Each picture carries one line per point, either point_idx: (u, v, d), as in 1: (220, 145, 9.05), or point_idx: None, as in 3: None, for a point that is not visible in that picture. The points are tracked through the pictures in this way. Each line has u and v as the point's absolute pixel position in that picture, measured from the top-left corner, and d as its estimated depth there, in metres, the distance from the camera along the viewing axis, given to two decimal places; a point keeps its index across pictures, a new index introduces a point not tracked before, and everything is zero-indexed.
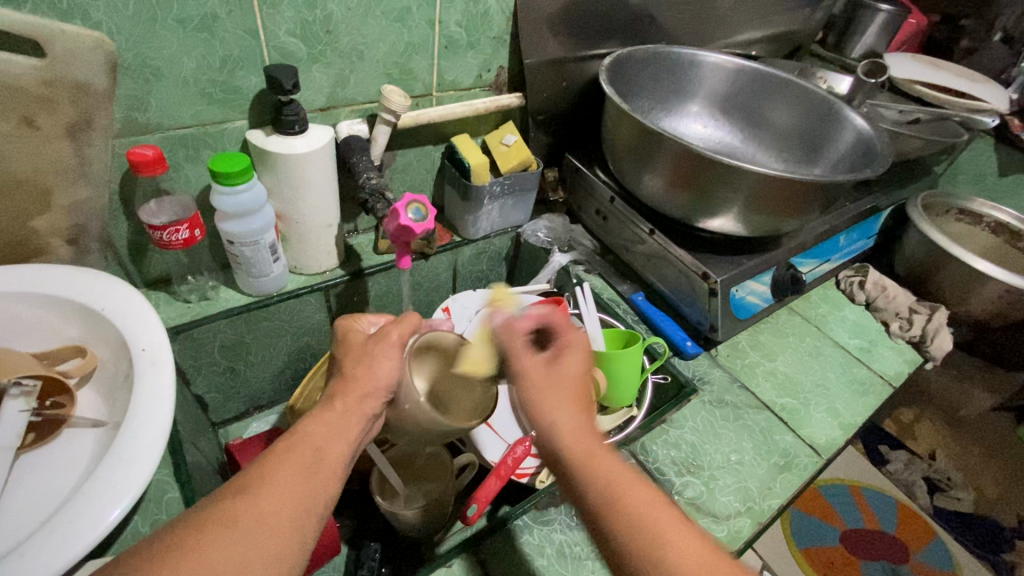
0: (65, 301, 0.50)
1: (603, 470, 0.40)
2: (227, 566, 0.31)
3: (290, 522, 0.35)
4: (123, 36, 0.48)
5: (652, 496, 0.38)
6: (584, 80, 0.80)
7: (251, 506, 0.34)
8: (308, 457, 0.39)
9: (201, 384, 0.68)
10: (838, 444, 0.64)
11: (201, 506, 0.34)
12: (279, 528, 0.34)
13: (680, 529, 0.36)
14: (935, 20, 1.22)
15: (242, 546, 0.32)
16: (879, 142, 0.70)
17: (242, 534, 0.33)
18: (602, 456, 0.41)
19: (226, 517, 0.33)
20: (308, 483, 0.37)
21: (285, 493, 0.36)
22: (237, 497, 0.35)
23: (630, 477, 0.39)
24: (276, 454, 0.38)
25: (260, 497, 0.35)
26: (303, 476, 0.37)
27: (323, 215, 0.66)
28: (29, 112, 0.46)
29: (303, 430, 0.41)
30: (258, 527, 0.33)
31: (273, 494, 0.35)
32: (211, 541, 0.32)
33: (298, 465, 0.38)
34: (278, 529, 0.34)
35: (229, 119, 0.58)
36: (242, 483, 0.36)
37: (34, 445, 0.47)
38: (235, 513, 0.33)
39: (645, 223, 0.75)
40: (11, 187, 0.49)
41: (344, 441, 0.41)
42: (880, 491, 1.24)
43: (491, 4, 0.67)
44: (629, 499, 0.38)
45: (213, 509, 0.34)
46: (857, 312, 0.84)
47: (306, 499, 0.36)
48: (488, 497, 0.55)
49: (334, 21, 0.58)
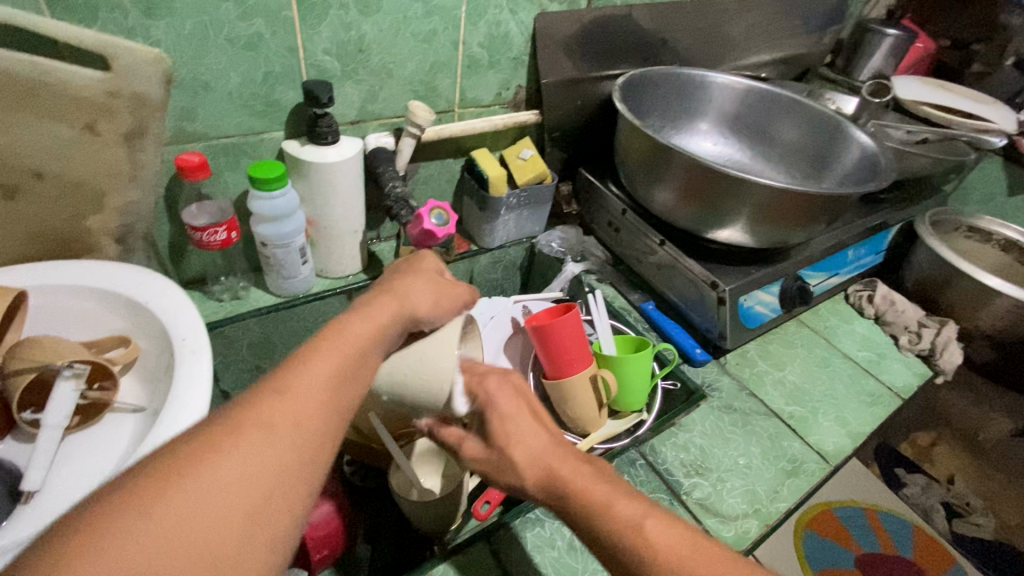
0: (113, 294, 0.54)
1: (588, 480, 0.42)
2: (264, 464, 0.29)
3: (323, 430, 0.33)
4: (178, 53, 0.53)
5: (630, 505, 0.40)
6: (599, 99, 0.84)
7: (291, 402, 0.32)
8: (347, 357, 0.36)
9: (229, 380, 0.72)
10: (846, 452, 0.65)
11: (228, 406, 0.31)
12: (312, 437, 0.32)
13: (663, 538, 0.38)
14: (944, 45, 1.24)
15: (279, 450, 0.30)
16: (884, 157, 0.72)
17: (279, 434, 0.30)
18: (582, 471, 0.42)
19: (261, 420, 0.30)
20: (343, 393, 0.35)
21: (319, 398, 0.33)
22: (272, 398, 0.32)
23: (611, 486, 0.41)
24: (308, 354, 0.35)
25: (288, 403, 0.32)
26: (336, 383, 0.35)
27: (349, 221, 0.69)
28: (93, 120, 0.51)
29: (340, 329, 0.38)
30: (292, 434, 0.31)
31: (303, 399, 0.32)
32: (247, 438, 0.29)
33: (337, 365, 0.35)
34: (313, 439, 0.32)
35: (267, 130, 0.63)
36: (269, 387, 0.32)
37: (79, 428, 0.50)
38: (271, 415, 0.31)
39: (656, 235, 0.78)
40: (71, 189, 0.53)
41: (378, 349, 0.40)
42: (894, 514, 0.95)
43: (511, 27, 0.72)
44: (609, 505, 0.40)
45: (247, 407, 0.31)
46: (866, 326, 0.85)
47: (339, 401, 0.34)
48: (499, 495, 0.61)
49: (367, 41, 0.62)
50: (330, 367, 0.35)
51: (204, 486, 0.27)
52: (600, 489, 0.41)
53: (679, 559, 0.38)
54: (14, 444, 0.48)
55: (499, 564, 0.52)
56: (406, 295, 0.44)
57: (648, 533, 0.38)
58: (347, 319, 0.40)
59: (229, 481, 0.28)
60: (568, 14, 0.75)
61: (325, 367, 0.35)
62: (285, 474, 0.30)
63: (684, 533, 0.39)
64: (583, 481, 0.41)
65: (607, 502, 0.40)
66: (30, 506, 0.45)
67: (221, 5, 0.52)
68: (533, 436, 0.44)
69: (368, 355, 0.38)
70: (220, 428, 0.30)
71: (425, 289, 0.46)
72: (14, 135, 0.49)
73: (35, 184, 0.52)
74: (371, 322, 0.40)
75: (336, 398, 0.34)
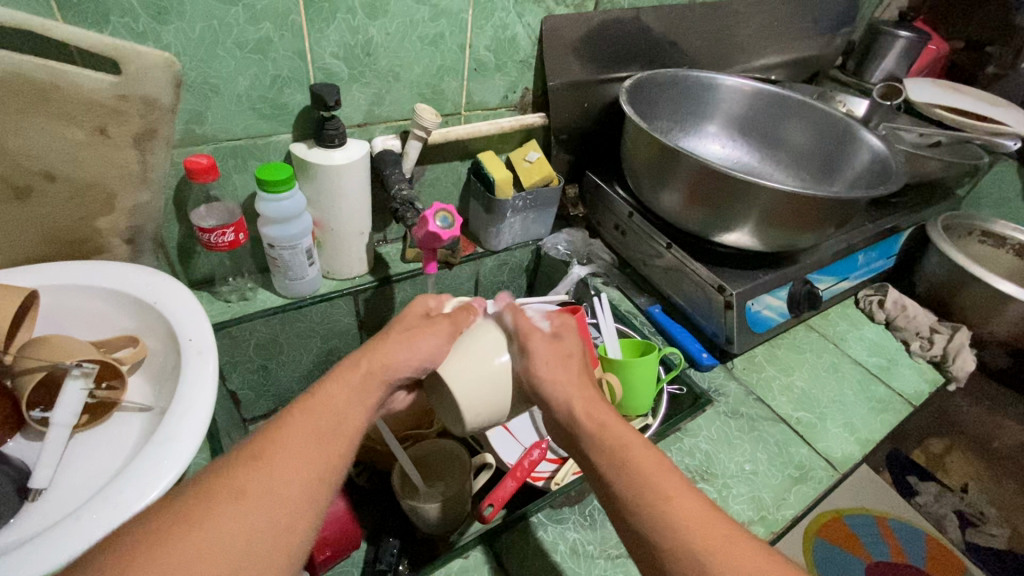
0: (122, 294, 0.54)
1: (620, 431, 0.43)
2: (234, 539, 0.32)
3: (303, 498, 0.35)
4: (188, 57, 0.54)
5: (656, 462, 0.41)
6: (606, 101, 0.84)
7: (261, 477, 0.34)
8: (324, 426, 0.38)
9: (235, 379, 0.72)
10: (855, 459, 0.64)
11: (206, 481, 0.34)
12: (290, 504, 0.34)
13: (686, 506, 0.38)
14: (957, 47, 1.23)
15: (248, 526, 0.32)
16: (895, 161, 0.72)
17: (248, 509, 0.33)
18: (614, 421, 0.44)
19: (232, 495, 0.33)
20: (323, 458, 0.37)
21: (297, 468, 0.35)
22: (244, 474, 0.34)
23: (641, 441, 0.42)
24: (284, 426, 0.37)
25: (266, 473, 0.34)
26: (314, 450, 0.37)
27: (355, 223, 0.70)
28: (104, 123, 0.52)
29: (320, 395, 0.40)
30: (268, 505, 0.33)
31: (280, 468, 0.35)
32: (216, 514, 0.32)
33: (313, 434, 0.37)
34: (291, 506, 0.34)
35: (275, 132, 0.63)
36: (249, 457, 0.35)
37: (87, 426, 0.50)
38: (242, 491, 0.33)
39: (663, 237, 0.77)
40: (82, 191, 0.54)
41: (364, 410, 0.41)
42: (905, 522, 0.94)
43: (518, 30, 0.72)
44: (634, 456, 0.41)
45: (219, 484, 0.34)
46: (876, 331, 0.84)
47: (317, 470, 0.36)
48: (504, 498, 0.58)
49: (374, 45, 0.63)
50: (306, 438, 0.37)
51: (170, 565, 0.30)
52: (630, 439, 0.42)
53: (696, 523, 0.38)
54: (24, 442, 0.49)
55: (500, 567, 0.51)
56: (390, 356, 0.44)
57: (669, 486, 0.39)
58: (331, 382, 0.41)
59: (197, 558, 0.30)
60: (575, 18, 0.75)
61: (304, 435, 0.37)
62: (255, 549, 0.32)
63: (701, 497, 0.39)
64: (613, 434, 0.43)
65: (636, 451, 0.41)
66: (37, 504, 0.46)
67: (230, 10, 0.53)
68: (574, 375, 0.47)
69: (350, 422, 0.39)
70: (204, 494, 0.33)
71: (412, 343, 0.45)
72: (27, 138, 0.50)
73: (47, 185, 0.53)
74: (356, 386, 0.41)
75: (316, 463, 0.36)
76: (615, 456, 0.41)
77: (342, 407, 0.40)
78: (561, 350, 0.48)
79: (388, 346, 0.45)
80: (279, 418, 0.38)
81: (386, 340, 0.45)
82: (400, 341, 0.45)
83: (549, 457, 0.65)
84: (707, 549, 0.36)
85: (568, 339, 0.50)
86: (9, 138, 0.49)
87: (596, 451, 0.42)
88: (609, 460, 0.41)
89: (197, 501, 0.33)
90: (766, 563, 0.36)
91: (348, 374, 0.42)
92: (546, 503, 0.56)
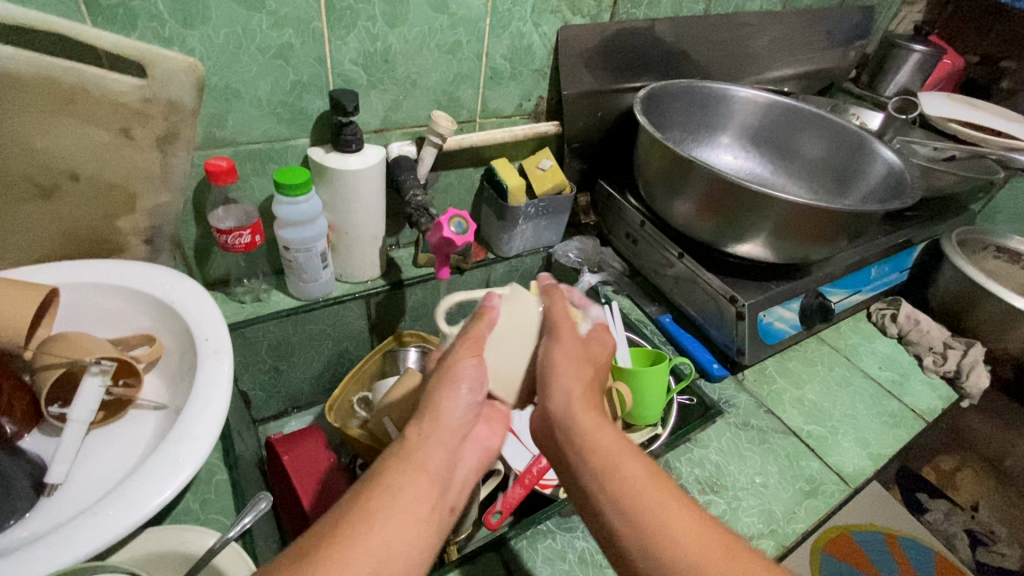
0: (141, 293, 0.55)
1: (603, 443, 0.43)
2: None
3: None
4: (212, 61, 0.55)
5: (641, 472, 0.41)
6: (619, 111, 0.84)
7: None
8: (380, 513, 0.36)
9: (246, 380, 0.73)
10: (867, 474, 0.64)
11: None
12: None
13: (672, 516, 0.38)
14: (972, 62, 1.22)
15: None
16: (911, 175, 0.72)
17: None
18: (597, 434, 0.44)
19: None
20: (383, 553, 0.34)
21: (354, 568, 0.33)
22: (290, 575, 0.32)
23: (627, 456, 0.42)
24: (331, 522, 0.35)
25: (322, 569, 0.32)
26: (373, 543, 0.34)
27: (370, 228, 0.70)
28: (129, 125, 0.53)
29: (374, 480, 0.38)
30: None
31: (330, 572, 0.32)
32: None
33: (364, 525, 0.35)
34: None
35: (293, 137, 0.64)
36: (302, 552, 0.33)
37: (104, 423, 0.51)
38: None
39: (674, 247, 0.77)
40: (104, 191, 0.55)
41: (422, 490, 0.38)
42: (914, 539, 0.92)
43: (535, 39, 0.72)
44: (623, 478, 0.41)
45: None
46: (889, 345, 0.83)
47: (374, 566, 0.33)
48: (512, 505, 0.58)
49: (393, 52, 0.64)
50: (358, 532, 0.34)
51: None
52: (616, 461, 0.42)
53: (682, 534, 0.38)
54: (40, 437, 0.50)
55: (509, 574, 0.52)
56: (438, 420, 0.42)
57: (653, 501, 0.39)
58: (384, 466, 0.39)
59: None
60: (591, 28, 0.75)
61: (364, 528, 0.35)
62: None
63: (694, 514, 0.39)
64: (597, 443, 0.43)
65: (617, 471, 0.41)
66: (51, 499, 0.46)
67: (254, 16, 0.54)
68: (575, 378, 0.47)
69: (407, 510, 0.36)
70: None
71: (456, 401, 0.43)
72: (55, 139, 0.51)
73: (71, 185, 0.54)
74: (407, 470, 0.39)
75: (378, 557, 0.34)
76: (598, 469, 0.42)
77: (400, 491, 0.37)
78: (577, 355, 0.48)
79: (434, 412, 0.42)
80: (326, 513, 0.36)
81: (433, 400, 0.43)
82: (446, 400, 0.43)
83: None
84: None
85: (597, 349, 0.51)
86: (36, 138, 0.50)
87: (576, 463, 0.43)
88: (596, 473, 0.42)
89: None
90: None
91: (398, 458, 0.40)
92: (553, 511, 0.57)
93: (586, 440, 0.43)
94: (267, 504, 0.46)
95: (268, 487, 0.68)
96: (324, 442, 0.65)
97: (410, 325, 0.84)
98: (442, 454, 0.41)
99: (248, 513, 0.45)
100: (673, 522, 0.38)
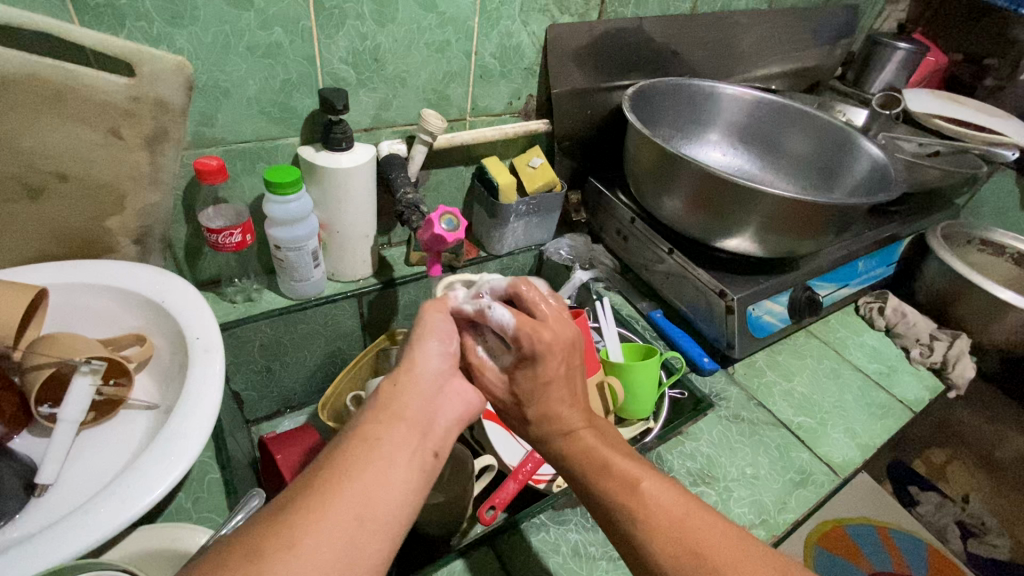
0: (132, 293, 0.55)
1: (588, 444, 0.45)
2: None
3: (342, 549, 0.31)
4: (200, 60, 0.55)
5: (630, 470, 0.42)
6: (607, 109, 0.85)
7: (289, 532, 0.31)
8: (359, 454, 0.36)
9: (238, 380, 0.73)
10: (855, 464, 0.65)
11: (238, 543, 0.30)
12: (327, 558, 0.31)
13: (658, 497, 0.40)
14: (956, 59, 1.24)
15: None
16: (894, 169, 0.73)
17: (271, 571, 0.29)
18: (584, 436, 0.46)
19: (245, 558, 0.29)
20: (363, 496, 0.34)
21: (329, 520, 0.32)
22: (266, 529, 0.31)
23: (609, 451, 0.44)
24: (311, 473, 0.35)
25: (298, 522, 0.31)
26: (349, 491, 0.33)
27: (361, 226, 0.71)
28: (117, 124, 0.53)
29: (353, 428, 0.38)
30: (301, 560, 0.30)
31: (309, 516, 0.32)
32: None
33: (340, 468, 0.35)
34: (329, 557, 0.31)
35: (284, 136, 0.64)
36: (280, 508, 0.32)
37: (95, 423, 0.51)
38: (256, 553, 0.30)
39: (664, 243, 0.78)
40: (93, 191, 0.55)
41: (398, 432, 0.38)
42: (907, 532, 0.93)
43: (523, 38, 0.73)
44: (612, 474, 0.42)
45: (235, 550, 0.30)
46: (876, 338, 0.85)
47: (351, 506, 0.33)
48: (505, 501, 0.58)
49: (382, 51, 0.64)
50: (334, 476, 0.34)
51: None
52: (600, 454, 0.44)
53: (669, 512, 0.39)
54: (30, 438, 0.50)
55: (503, 567, 0.52)
56: (414, 366, 0.43)
57: (645, 501, 0.40)
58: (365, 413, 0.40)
59: None
60: (579, 26, 0.76)
61: (339, 471, 0.34)
62: None
63: (679, 502, 0.40)
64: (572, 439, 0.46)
65: (604, 469, 0.43)
66: (42, 500, 0.46)
67: (242, 14, 0.54)
68: (557, 392, 0.48)
69: (387, 452, 0.36)
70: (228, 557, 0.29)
71: (432, 351, 0.45)
72: (41, 138, 0.50)
73: (60, 185, 0.53)
74: (386, 416, 0.39)
75: (358, 504, 0.33)
76: (576, 466, 0.44)
77: (377, 438, 0.37)
78: (526, 385, 0.48)
79: (411, 361, 0.44)
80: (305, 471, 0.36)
81: (412, 351, 0.45)
82: (422, 351, 0.45)
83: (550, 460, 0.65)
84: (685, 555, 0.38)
85: (524, 378, 0.48)
86: (23, 137, 0.50)
87: (569, 474, 0.45)
88: (589, 472, 0.43)
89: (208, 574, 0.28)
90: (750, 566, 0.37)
91: (376, 405, 0.40)
92: (547, 504, 0.57)
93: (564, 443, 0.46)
94: (259, 502, 0.46)
95: (261, 487, 0.67)
96: (318, 440, 0.65)
97: (402, 324, 0.84)
98: (418, 401, 0.41)
99: (240, 511, 0.44)
100: (665, 513, 0.39)
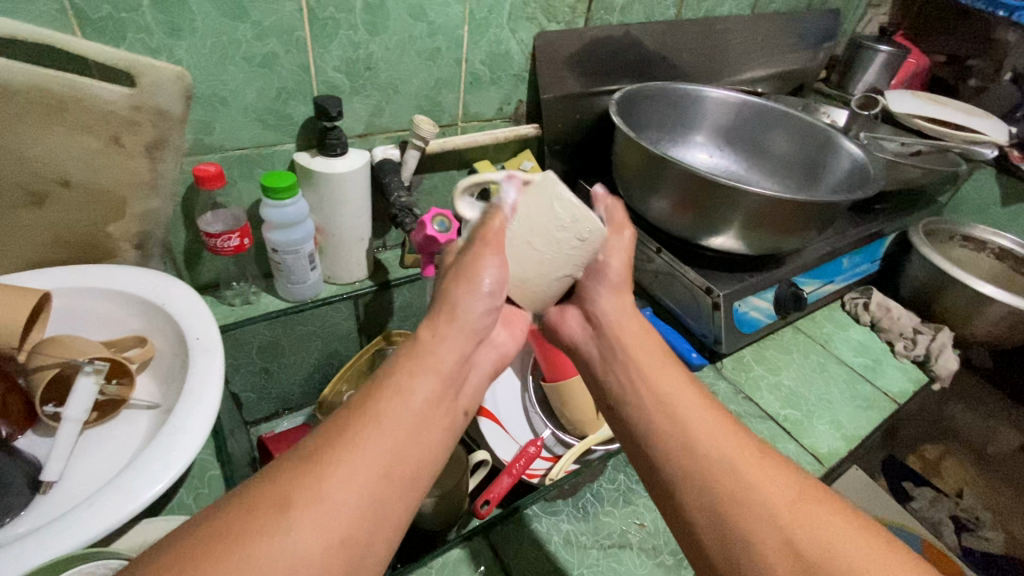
0: (133, 296, 0.56)
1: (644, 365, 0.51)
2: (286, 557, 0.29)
3: (366, 497, 0.33)
4: (199, 70, 0.57)
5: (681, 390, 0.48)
6: (596, 113, 0.87)
7: (317, 481, 0.32)
8: (387, 406, 0.37)
9: (238, 381, 0.74)
10: (840, 454, 0.67)
11: (268, 486, 0.31)
12: (351, 505, 0.32)
13: (702, 420, 0.45)
14: (938, 61, 1.27)
15: (300, 536, 0.30)
16: (873, 167, 0.75)
17: (298, 519, 0.30)
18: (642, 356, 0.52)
19: (275, 502, 0.30)
20: (392, 451, 0.35)
21: (358, 471, 0.33)
22: (294, 475, 0.32)
23: (662, 376, 0.50)
24: (339, 422, 0.35)
25: (325, 475, 0.32)
26: (376, 445, 0.34)
27: (357, 229, 0.72)
28: (119, 133, 0.54)
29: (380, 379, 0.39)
30: (327, 506, 0.31)
31: (339, 465, 0.33)
32: (258, 527, 0.29)
33: (367, 422, 0.35)
34: (353, 506, 0.32)
35: (279, 142, 0.66)
36: (306, 455, 0.33)
37: (98, 422, 0.52)
38: (285, 497, 0.31)
39: (653, 242, 0.80)
40: (96, 197, 0.57)
41: (427, 389, 0.39)
42: (903, 527, 0.93)
43: (512, 46, 0.75)
44: (665, 392, 0.48)
45: (265, 492, 0.31)
46: (861, 333, 0.86)
47: (376, 460, 0.34)
48: (499, 494, 0.58)
49: (375, 59, 0.66)
50: (364, 430, 0.35)
51: None
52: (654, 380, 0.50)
53: (713, 432, 0.44)
54: (35, 437, 0.51)
55: (498, 560, 0.54)
56: (453, 313, 0.43)
57: (697, 416, 0.45)
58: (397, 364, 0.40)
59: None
60: (567, 33, 0.78)
61: (366, 423, 0.35)
62: (306, 558, 0.29)
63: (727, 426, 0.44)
64: (647, 364, 0.51)
65: (661, 386, 0.49)
66: (48, 497, 0.47)
67: (239, 26, 0.56)
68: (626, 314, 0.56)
69: (416, 410, 0.37)
70: (256, 502, 0.30)
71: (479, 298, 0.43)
72: (45, 147, 0.52)
73: (63, 192, 0.55)
74: (418, 370, 0.40)
75: (387, 458, 0.34)
76: (648, 388, 0.49)
77: (405, 389, 0.38)
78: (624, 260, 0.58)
79: (452, 306, 0.43)
80: (332, 416, 0.36)
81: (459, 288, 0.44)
82: (467, 296, 0.43)
83: (544, 455, 0.65)
84: (751, 483, 0.40)
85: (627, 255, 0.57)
86: (28, 146, 0.51)
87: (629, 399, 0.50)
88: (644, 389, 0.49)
89: (236, 521, 0.29)
90: (793, 482, 0.40)
91: (403, 359, 0.40)
92: (539, 497, 0.59)
93: (632, 368, 0.52)
94: None
95: None
96: None
97: (398, 325, 0.86)
98: (453, 357, 0.42)
99: None
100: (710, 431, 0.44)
